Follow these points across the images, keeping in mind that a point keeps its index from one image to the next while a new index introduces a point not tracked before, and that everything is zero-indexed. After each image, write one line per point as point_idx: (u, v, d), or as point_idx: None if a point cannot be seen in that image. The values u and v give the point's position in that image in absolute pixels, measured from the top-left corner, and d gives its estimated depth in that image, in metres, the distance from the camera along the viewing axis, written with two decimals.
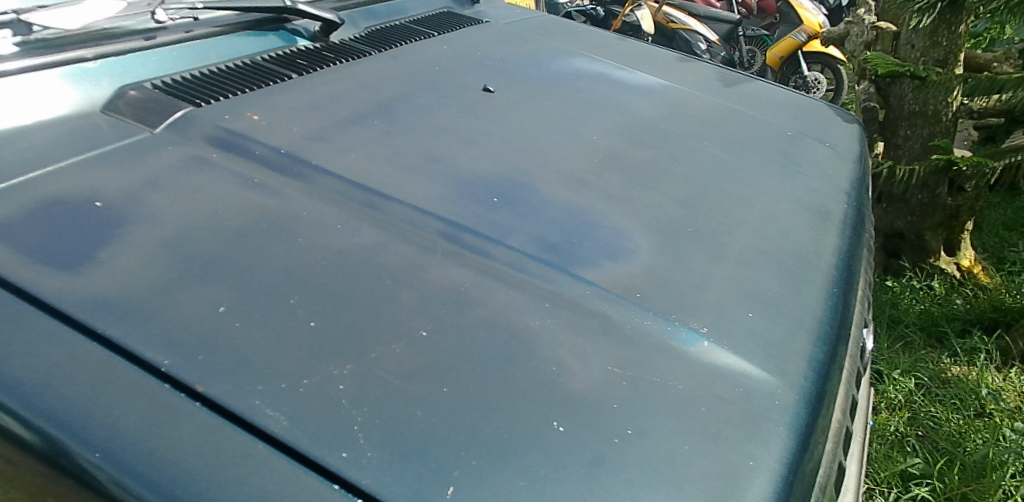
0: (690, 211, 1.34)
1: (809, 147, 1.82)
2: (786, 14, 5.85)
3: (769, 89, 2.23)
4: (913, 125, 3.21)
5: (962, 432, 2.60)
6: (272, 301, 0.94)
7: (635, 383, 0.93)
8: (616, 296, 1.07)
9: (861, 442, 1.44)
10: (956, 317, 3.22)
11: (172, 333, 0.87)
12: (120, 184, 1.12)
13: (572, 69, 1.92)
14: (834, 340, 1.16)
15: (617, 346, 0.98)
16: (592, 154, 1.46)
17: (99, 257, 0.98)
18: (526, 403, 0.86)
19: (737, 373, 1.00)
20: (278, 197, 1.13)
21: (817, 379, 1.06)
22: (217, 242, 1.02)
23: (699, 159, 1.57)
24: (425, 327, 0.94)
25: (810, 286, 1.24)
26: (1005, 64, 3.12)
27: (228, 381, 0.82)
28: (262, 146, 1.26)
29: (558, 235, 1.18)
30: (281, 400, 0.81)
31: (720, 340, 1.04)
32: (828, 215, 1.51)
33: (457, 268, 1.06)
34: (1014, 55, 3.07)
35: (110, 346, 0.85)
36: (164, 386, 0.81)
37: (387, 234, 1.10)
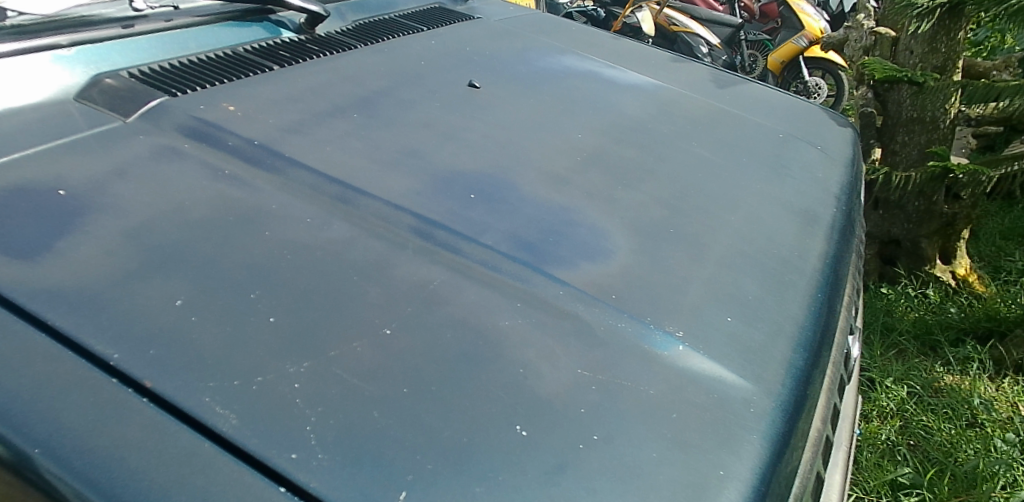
0: (674, 212, 1.31)
1: (800, 150, 1.79)
2: (788, 19, 5.83)
3: (762, 91, 2.20)
4: (910, 131, 3.18)
5: (953, 442, 2.57)
6: (232, 295, 0.91)
7: (606, 387, 0.90)
8: (591, 297, 1.04)
9: (845, 451, 1.41)
10: (950, 325, 3.19)
11: (125, 326, 0.84)
12: (87, 173, 1.07)
13: (562, 66, 1.89)
14: (814, 347, 1.14)
15: (589, 348, 0.96)
16: (576, 153, 1.43)
17: (56, 246, 0.94)
18: (489, 406, 0.84)
19: (711, 379, 0.97)
20: (247, 188, 1.10)
21: (795, 387, 1.03)
22: (180, 233, 0.99)
23: (686, 160, 1.53)
24: (390, 325, 0.91)
25: (793, 291, 1.22)
26: (1004, 73, 3.09)
27: (179, 377, 0.79)
28: (237, 138, 1.21)
29: (535, 233, 1.15)
30: (232, 397, 0.78)
31: (696, 344, 1.02)
32: (816, 219, 1.48)
33: (428, 264, 1.03)
34: (1013, 64, 3.04)
35: (59, 338, 0.82)
36: (111, 381, 0.78)
37: (357, 229, 1.07)
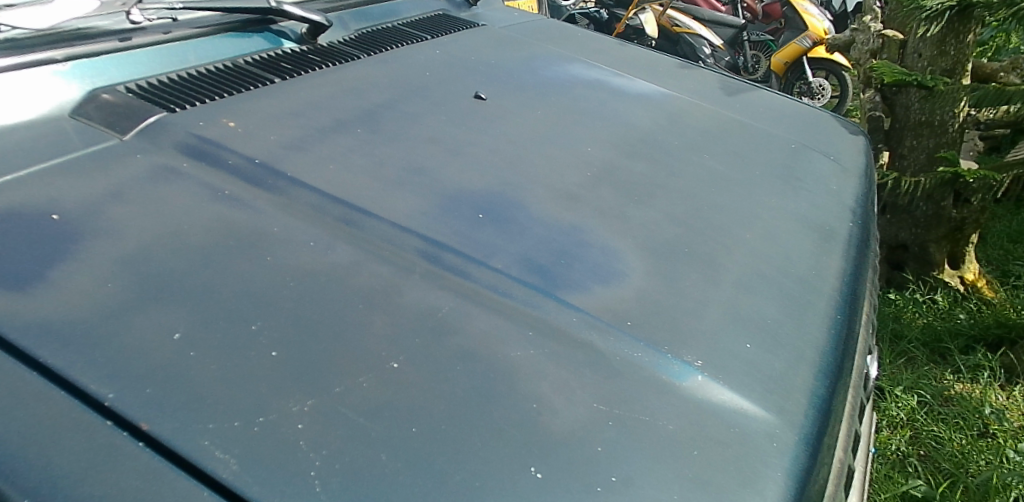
0: (688, 230, 1.27)
1: (813, 161, 1.75)
2: (791, 20, 5.77)
3: (772, 98, 2.15)
4: (919, 135, 3.12)
5: (965, 453, 2.53)
6: (232, 326, 0.87)
7: (623, 422, 0.86)
8: (605, 324, 1.00)
9: (863, 473, 1.37)
10: (960, 332, 3.14)
11: (120, 362, 0.80)
12: (82, 195, 1.03)
13: (569, 76, 1.85)
14: (835, 373, 1.10)
15: (604, 380, 0.91)
16: (586, 168, 1.39)
17: (48, 274, 0.90)
18: (501, 446, 0.80)
19: (732, 412, 0.93)
20: (248, 209, 1.06)
21: (817, 418, 0.99)
22: (177, 258, 0.95)
23: (699, 174, 1.49)
24: (397, 358, 0.87)
25: (811, 314, 1.18)
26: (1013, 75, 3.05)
27: (177, 418, 0.75)
28: (237, 156, 1.17)
29: (546, 255, 1.11)
30: (232, 441, 0.74)
31: (715, 374, 0.98)
32: (832, 234, 1.44)
33: (436, 290, 0.99)
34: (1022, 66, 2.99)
35: (50, 376, 0.78)
36: (105, 424, 0.74)
37: (362, 252, 1.03)
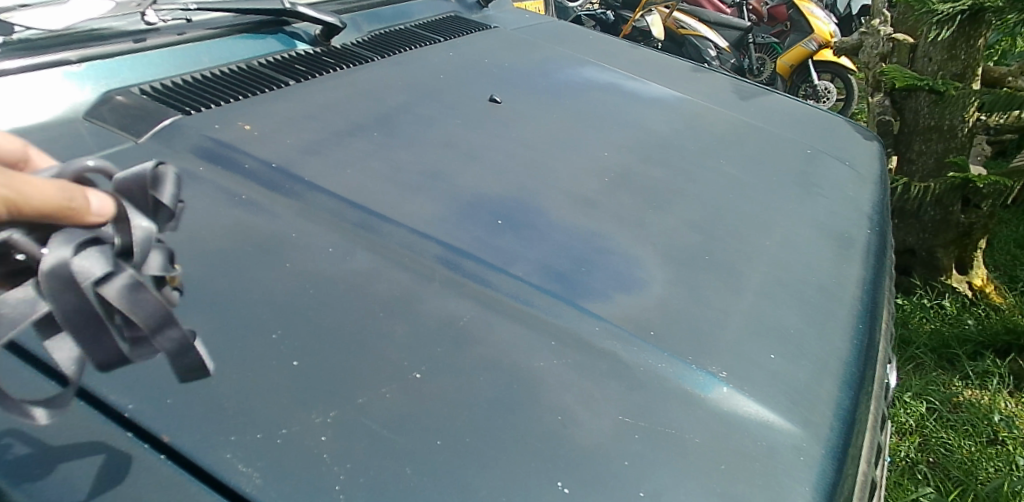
0: (707, 237, 1.26)
1: (830, 166, 1.73)
2: (797, 22, 5.75)
3: (785, 102, 2.13)
4: (927, 140, 3.05)
5: (974, 460, 2.51)
6: (252, 334, 0.85)
7: (649, 436, 0.85)
8: (628, 334, 0.98)
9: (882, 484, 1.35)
10: (969, 339, 3.09)
11: (139, 372, 0.79)
12: (98, 199, 1.02)
13: (583, 79, 1.83)
14: (859, 384, 1.08)
15: (628, 391, 0.90)
16: (603, 172, 1.37)
17: None
18: (528, 459, 0.78)
19: (758, 425, 0.92)
20: (266, 214, 1.04)
21: (843, 430, 0.98)
22: (196, 264, 0.94)
23: (717, 180, 1.47)
24: (419, 368, 0.86)
25: (834, 323, 1.16)
26: None
27: (199, 430, 0.74)
28: (254, 160, 1.16)
29: (566, 263, 1.09)
30: (256, 453, 0.73)
31: (740, 385, 0.96)
32: (852, 242, 1.42)
33: (456, 297, 0.97)
34: None
35: (69, 386, 0.77)
36: (126, 436, 0.73)
37: (381, 258, 1.01)
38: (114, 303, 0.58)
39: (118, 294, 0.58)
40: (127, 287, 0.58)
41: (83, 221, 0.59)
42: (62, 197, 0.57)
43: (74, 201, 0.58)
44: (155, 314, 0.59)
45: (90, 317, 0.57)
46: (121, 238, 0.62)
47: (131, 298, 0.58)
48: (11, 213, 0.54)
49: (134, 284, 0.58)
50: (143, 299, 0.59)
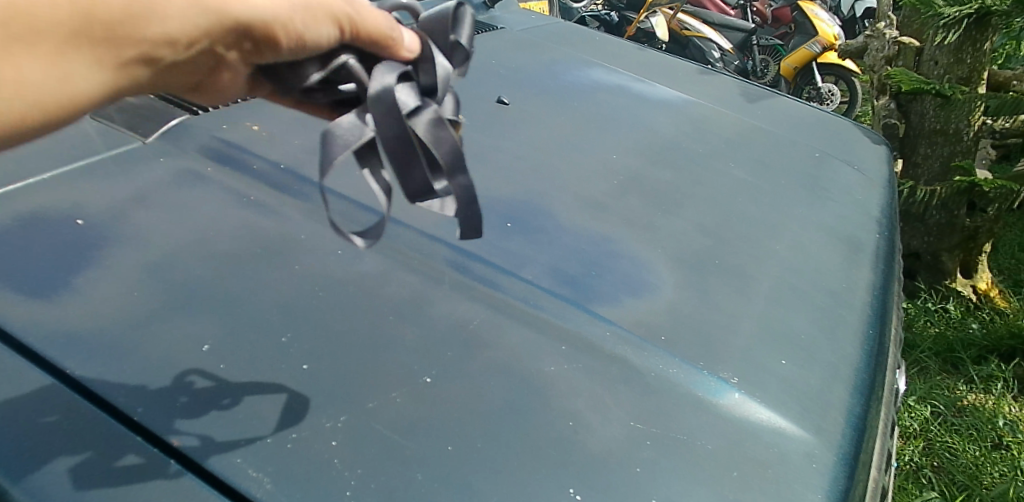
0: (717, 241, 1.25)
1: (838, 170, 1.72)
2: (801, 24, 5.73)
3: (793, 104, 2.12)
4: (933, 143, 3.04)
5: (978, 465, 2.50)
6: (261, 338, 0.85)
7: (661, 442, 0.85)
8: (639, 339, 0.98)
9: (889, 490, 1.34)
10: (973, 343, 3.07)
11: (148, 375, 0.78)
12: (106, 199, 1.01)
13: (590, 81, 1.82)
14: (870, 391, 1.07)
15: (640, 396, 0.89)
16: (612, 175, 1.36)
17: (73, 282, 0.88)
18: (539, 466, 0.78)
19: (770, 431, 0.91)
20: (274, 215, 1.04)
21: (855, 437, 0.97)
22: (204, 265, 0.93)
23: (726, 183, 1.46)
24: (429, 372, 0.85)
25: (844, 329, 1.15)
26: None
27: (208, 434, 0.74)
28: (262, 160, 1.15)
29: (576, 267, 1.08)
30: (266, 459, 0.73)
31: (752, 391, 0.95)
32: (861, 246, 1.42)
33: (466, 301, 0.96)
34: None
35: (77, 389, 0.76)
36: (135, 440, 0.72)
37: (391, 261, 1.00)
38: (422, 135, 0.69)
39: (425, 126, 0.69)
40: (431, 123, 0.69)
41: (396, 53, 0.74)
42: (387, 27, 0.73)
43: (393, 32, 0.74)
44: (451, 152, 0.69)
45: (408, 141, 0.66)
46: (427, 77, 0.75)
47: (435, 133, 0.69)
48: (353, 29, 0.71)
49: (437, 121, 0.69)
50: (442, 138, 0.69)
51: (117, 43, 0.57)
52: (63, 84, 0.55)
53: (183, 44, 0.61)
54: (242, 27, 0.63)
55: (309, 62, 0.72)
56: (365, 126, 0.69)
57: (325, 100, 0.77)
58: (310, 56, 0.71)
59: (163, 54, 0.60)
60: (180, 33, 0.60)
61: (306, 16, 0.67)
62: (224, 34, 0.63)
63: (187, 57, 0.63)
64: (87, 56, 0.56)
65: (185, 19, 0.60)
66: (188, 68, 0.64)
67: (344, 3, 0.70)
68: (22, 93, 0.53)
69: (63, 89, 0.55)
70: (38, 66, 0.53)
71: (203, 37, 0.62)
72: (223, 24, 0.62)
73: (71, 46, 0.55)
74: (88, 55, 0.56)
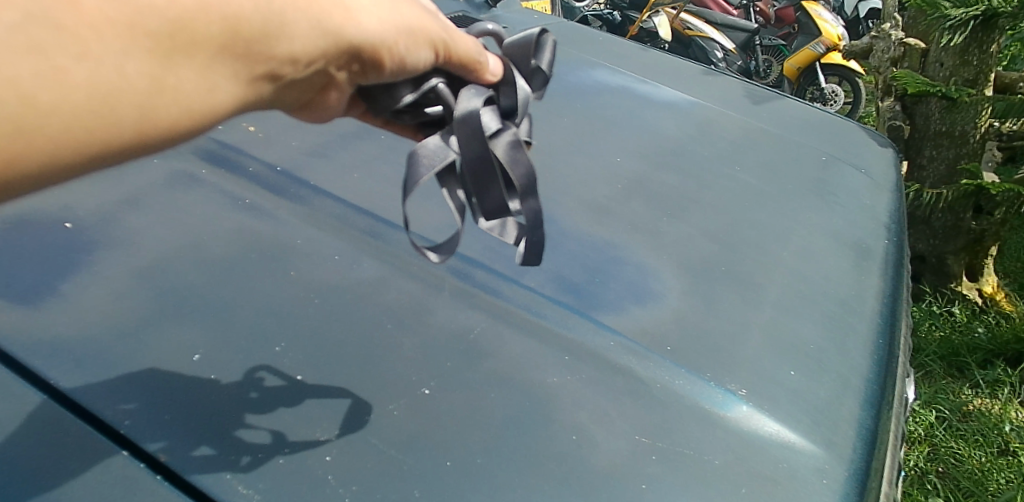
0: (724, 247, 1.22)
1: (846, 174, 1.68)
2: (805, 24, 5.69)
3: (799, 106, 2.08)
4: (938, 146, 2.98)
5: (984, 471, 2.46)
6: (255, 348, 0.82)
7: (667, 457, 0.82)
8: (645, 350, 0.95)
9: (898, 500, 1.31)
10: (978, 347, 3.02)
11: (136, 387, 0.76)
12: (97, 202, 0.99)
13: (593, 82, 1.79)
14: (881, 402, 1.04)
15: (646, 409, 0.86)
16: (616, 179, 1.33)
17: (61, 288, 0.86)
18: (543, 482, 0.75)
19: (780, 446, 0.88)
20: (270, 219, 1.01)
21: (866, 451, 0.94)
22: (196, 271, 0.90)
23: (732, 188, 1.42)
24: (428, 384, 0.82)
25: (854, 338, 1.13)
26: None
27: (197, 449, 0.71)
28: (258, 162, 1.12)
29: (579, 274, 1.06)
30: (257, 475, 0.70)
31: (761, 404, 0.92)
32: (870, 253, 1.39)
33: (466, 309, 0.93)
34: None
35: (63, 401, 0.73)
36: (121, 455, 0.70)
37: (390, 267, 0.97)
38: (501, 156, 0.70)
39: (504, 147, 0.70)
40: (510, 144, 0.71)
41: (481, 77, 0.75)
42: (474, 51, 0.74)
43: (479, 56, 0.75)
44: (526, 174, 0.70)
45: (488, 163, 0.68)
46: (507, 101, 0.77)
47: (512, 155, 0.70)
48: (446, 55, 0.71)
49: (515, 142, 0.70)
50: (519, 159, 0.70)
51: (254, 59, 0.53)
52: (204, 93, 0.51)
53: (304, 63, 0.57)
54: (359, 51, 0.60)
55: (402, 84, 0.72)
56: (450, 146, 0.70)
57: (412, 122, 0.77)
58: (404, 79, 0.71)
59: (286, 72, 0.56)
60: (303, 54, 0.56)
61: (410, 39, 0.64)
62: (345, 55, 0.60)
63: (306, 76, 0.59)
64: (228, 68, 0.52)
65: (316, 38, 0.56)
66: (303, 87, 0.60)
67: (440, 28, 0.69)
68: (171, 100, 0.48)
69: (203, 100, 0.51)
70: (193, 71, 0.49)
71: (322, 59, 0.58)
72: (339, 46, 0.58)
73: (217, 58, 0.50)
74: (229, 66, 0.52)
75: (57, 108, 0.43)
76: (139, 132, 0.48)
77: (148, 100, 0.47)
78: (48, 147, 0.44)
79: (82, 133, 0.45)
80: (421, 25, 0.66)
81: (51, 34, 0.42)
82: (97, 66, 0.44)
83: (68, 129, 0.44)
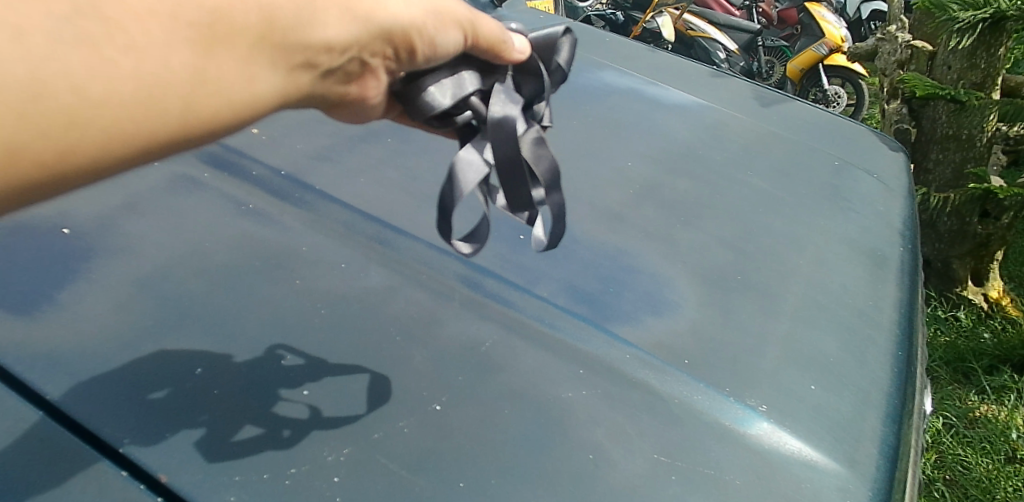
0: (740, 255, 1.19)
1: (860, 179, 1.65)
2: (808, 26, 5.64)
3: (809, 109, 2.04)
4: (944, 149, 2.93)
5: (992, 479, 2.42)
6: (259, 360, 0.79)
7: (686, 476, 0.79)
8: (662, 363, 0.92)
9: None
10: (984, 352, 2.95)
11: (136, 402, 0.72)
12: (95, 207, 0.95)
13: (602, 84, 1.76)
14: (902, 417, 1.01)
15: (663, 426, 0.83)
16: (627, 184, 1.29)
17: (59, 298, 0.82)
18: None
19: (802, 464, 0.85)
20: (274, 225, 0.98)
21: (889, 469, 0.91)
22: (199, 280, 0.87)
23: (746, 194, 1.39)
24: (439, 399, 0.79)
25: (874, 350, 1.10)
26: None
27: (199, 468, 0.67)
28: (261, 166, 1.08)
29: (593, 284, 1.02)
30: (261, 496, 0.67)
31: (782, 420, 0.89)
32: (886, 261, 1.35)
33: (478, 321, 0.90)
34: None
35: (59, 417, 0.70)
36: (120, 474, 0.66)
37: (398, 275, 0.94)
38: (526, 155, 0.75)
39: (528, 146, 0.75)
40: (534, 142, 0.76)
41: (506, 58, 0.76)
42: (497, 32, 0.75)
43: (503, 39, 0.76)
44: (549, 170, 0.76)
45: (518, 162, 0.71)
46: (527, 91, 0.81)
47: (535, 153, 0.76)
48: (472, 38, 0.71)
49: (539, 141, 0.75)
50: (540, 155, 0.76)
51: (291, 46, 0.54)
52: (245, 84, 0.51)
53: (339, 50, 0.58)
54: (387, 35, 0.61)
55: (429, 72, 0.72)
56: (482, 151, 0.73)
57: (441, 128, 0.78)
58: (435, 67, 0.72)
59: (322, 61, 0.57)
60: (339, 39, 0.57)
61: (438, 20, 0.65)
62: (379, 40, 0.61)
63: (344, 65, 0.59)
64: (267, 58, 0.52)
65: (349, 25, 0.57)
66: (344, 78, 0.61)
67: (464, 11, 0.70)
68: (214, 90, 0.49)
69: (244, 91, 0.51)
70: (234, 61, 0.50)
71: (356, 45, 0.59)
72: (368, 31, 0.59)
73: (255, 49, 0.51)
74: (267, 56, 0.52)
75: (108, 101, 0.44)
76: (183, 124, 0.48)
77: (191, 91, 0.48)
78: (101, 141, 0.45)
79: (133, 125, 0.45)
80: (443, 9, 0.66)
81: (98, 26, 0.43)
82: (143, 56, 0.45)
83: (119, 119, 0.45)
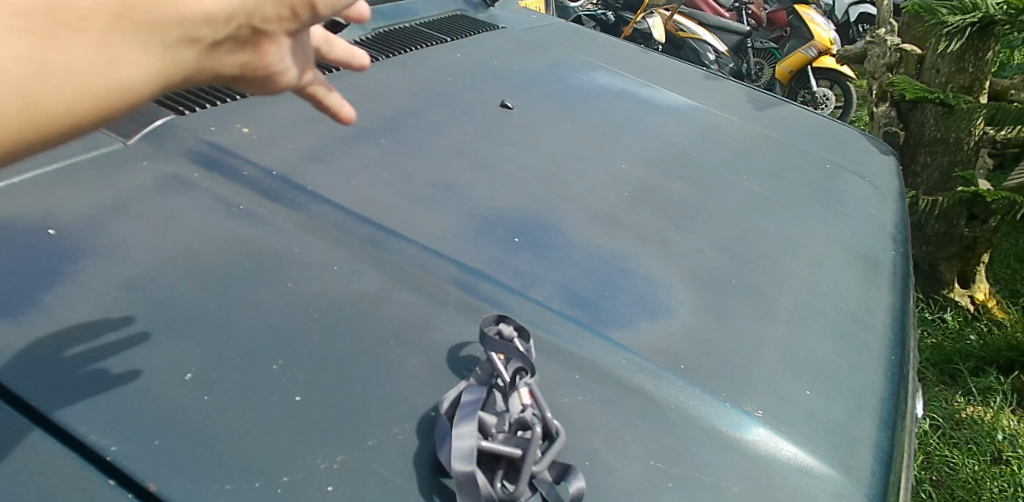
0: (734, 259, 1.18)
1: (852, 182, 1.65)
2: (797, 28, 5.66)
3: (801, 112, 2.04)
4: (933, 152, 2.96)
5: (978, 480, 2.43)
6: (251, 366, 0.77)
7: (684, 483, 0.78)
8: (657, 369, 0.91)
9: None
10: (970, 354, 2.97)
11: (124, 409, 0.70)
12: (82, 207, 0.93)
13: (595, 85, 1.75)
14: (896, 422, 1.01)
15: (659, 432, 0.83)
16: (622, 186, 1.28)
17: (44, 300, 0.80)
18: None
19: (799, 470, 0.85)
20: (265, 227, 0.96)
21: (884, 475, 0.91)
22: (189, 283, 0.85)
23: (740, 197, 1.38)
24: (434, 405, 0.78)
25: (867, 355, 1.10)
26: None
27: (189, 476, 0.66)
28: (252, 166, 1.07)
29: (589, 287, 1.01)
30: None
31: (778, 425, 0.89)
32: (878, 264, 1.35)
33: (472, 325, 0.89)
34: None
35: (44, 424, 0.68)
36: (108, 483, 0.65)
37: (391, 279, 0.93)
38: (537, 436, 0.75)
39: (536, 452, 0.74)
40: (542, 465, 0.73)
41: None
42: None
43: None
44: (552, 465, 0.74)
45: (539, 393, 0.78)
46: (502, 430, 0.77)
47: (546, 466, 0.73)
48: None
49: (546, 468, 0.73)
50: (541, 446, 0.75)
51: (161, 24, 0.52)
52: (104, 73, 0.50)
53: (217, 22, 0.55)
54: (270, 1, 0.58)
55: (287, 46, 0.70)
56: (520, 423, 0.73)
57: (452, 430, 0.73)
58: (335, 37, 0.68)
59: (202, 34, 0.55)
60: (208, 10, 0.54)
61: None
62: (271, 3, 0.58)
63: (227, 36, 0.57)
64: (129, 42, 0.51)
65: None
66: (233, 52, 0.59)
67: None
68: (64, 79, 0.48)
69: (106, 78, 0.50)
70: (87, 46, 0.49)
71: (236, 14, 0.56)
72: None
73: (109, 33, 0.50)
74: (130, 39, 0.51)
75: None
76: (33, 118, 0.48)
77: (43, 81, 0.47)
78: None
79: None
80: None
81: None
82: None
83: None
